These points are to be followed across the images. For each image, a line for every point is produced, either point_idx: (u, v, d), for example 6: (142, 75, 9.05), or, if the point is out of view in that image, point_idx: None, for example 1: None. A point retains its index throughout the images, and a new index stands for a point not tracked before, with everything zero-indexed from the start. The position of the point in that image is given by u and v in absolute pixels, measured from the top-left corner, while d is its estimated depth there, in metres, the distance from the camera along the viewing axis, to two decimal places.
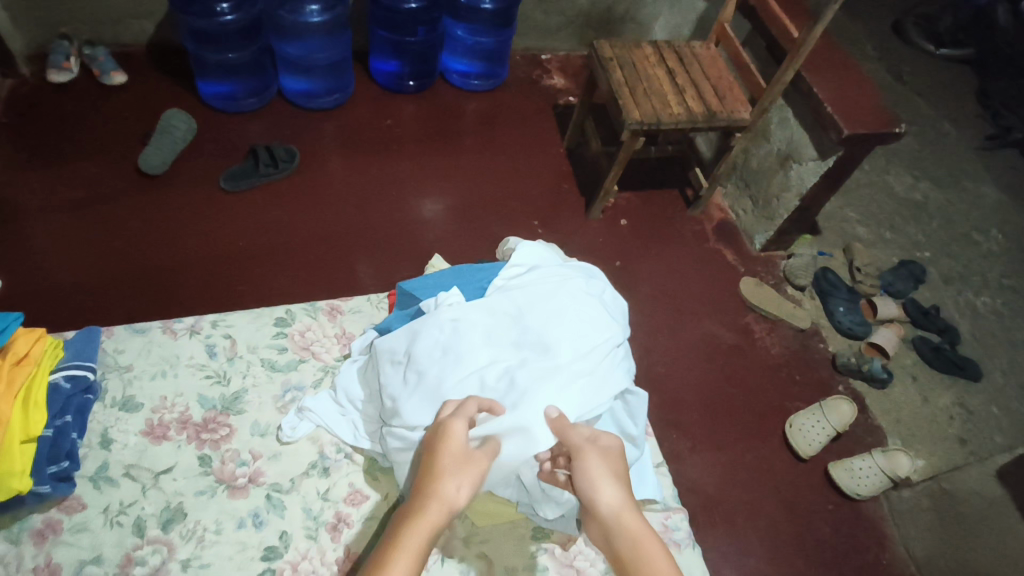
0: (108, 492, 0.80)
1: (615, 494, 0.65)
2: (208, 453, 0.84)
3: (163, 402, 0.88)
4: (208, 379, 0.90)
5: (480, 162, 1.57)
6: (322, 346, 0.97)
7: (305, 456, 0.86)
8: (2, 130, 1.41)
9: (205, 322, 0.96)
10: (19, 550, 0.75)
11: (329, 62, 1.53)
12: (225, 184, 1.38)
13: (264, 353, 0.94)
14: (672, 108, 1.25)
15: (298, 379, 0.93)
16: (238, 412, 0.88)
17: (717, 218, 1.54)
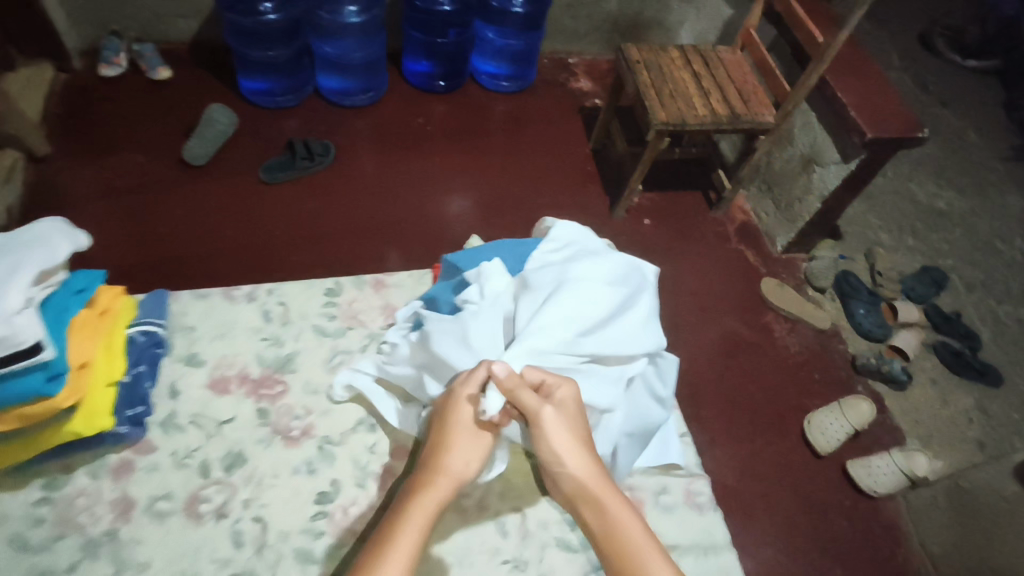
0: (175, 437, 0.80)
1: (580, 462, 0.67)
2: (265, 406, 0.84)
3: (221, 359, 0.87)
4: (263, 341, 0.90)
5: (508, 159, 1.61)
6: (369, 315, 0.95)
7: (353, 414, 0.85)
8: (56, 120, 1.48)
9: (262, 289, 0.95)
10: (99, 484, 0.75)
11: (364, 62, 1.58)
12: (264, 175, 1.45)
13: (315, 320, 0.93)
14: (697, 110, 1.28)
15: (346, 344, 0.91)
16: (292, 371, 0.88)
17: (739, 219, 1.57)
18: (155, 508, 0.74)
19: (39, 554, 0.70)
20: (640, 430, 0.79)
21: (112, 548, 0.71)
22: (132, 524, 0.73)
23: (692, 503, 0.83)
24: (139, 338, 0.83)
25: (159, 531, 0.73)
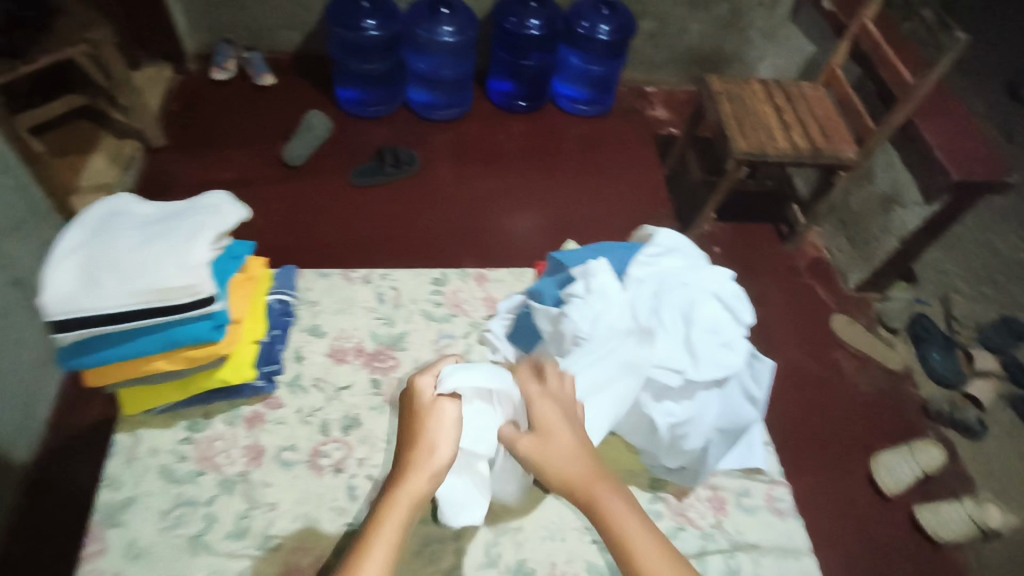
0: (301, 397, 0.75)
1: (563, 461, 0.55)
2: (379, 378, 0.77)
3: (343, 331, 0.80)
4: (377, 319, 0.82)
5: (581, 180, 1.66)
6: (472, 305, 0.85)
7: None
8: (171, 117, 1.62)
9: (377, 271, 0.88)
10: (234, 431, 0.72)
11: (453, 79, 1.66)
12: (355, 179, 1.54)
13: (423, 305, 0.84)
14: (778, 142, 1.30)
15: (451, 329, 0.82)
16: (402, 349, 0.80)
17: (811, 255, 1.56)
18: (283, 457, 0.70)
19: (185, 484, 0.67)
20: (730, 429, 0.64)
21: (247, 487, 0.68)
22: (264, 468, 0.69)
23: (772, 509, 0.71)
24: (273, 304, 0.78)
25: (289, 478, 0.69)
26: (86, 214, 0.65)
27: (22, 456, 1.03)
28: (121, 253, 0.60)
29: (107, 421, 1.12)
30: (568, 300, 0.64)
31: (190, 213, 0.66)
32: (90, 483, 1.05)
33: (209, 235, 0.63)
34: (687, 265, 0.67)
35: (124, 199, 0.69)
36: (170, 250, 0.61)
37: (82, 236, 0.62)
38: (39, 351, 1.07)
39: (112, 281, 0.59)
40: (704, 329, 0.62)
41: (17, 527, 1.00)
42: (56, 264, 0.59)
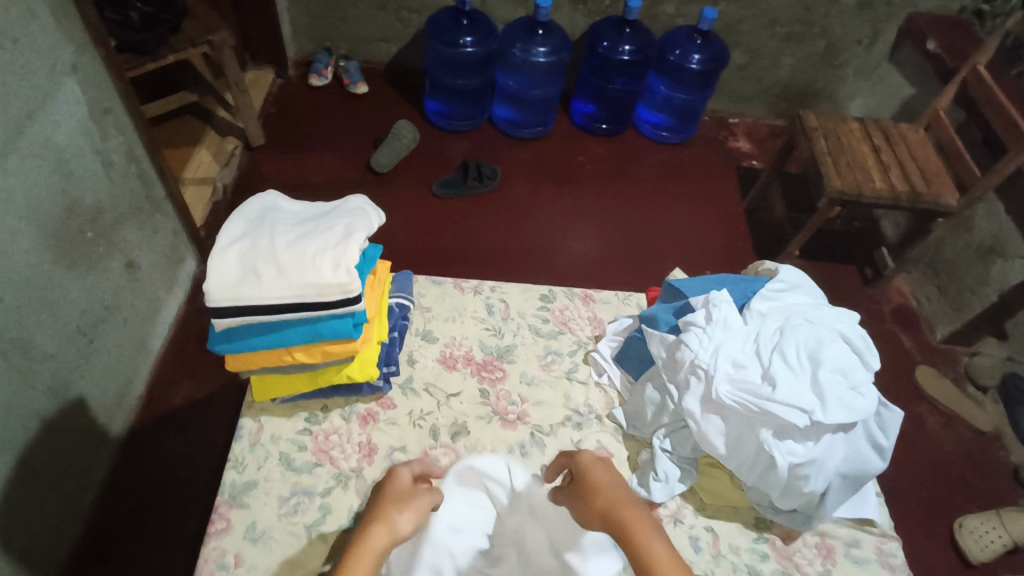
0: (411, 400, 0.76)
1: (615, 500, 0.60)
2: (486, 389, 0.78)
3: (453, 339, 0.82)
4: (486, 330, 0.83)
5: (658, 208, 1.65)
6: (578, 323, 0.86)
7: (561, 409, 0.77)
8: (269, 118, 1.69)
9: (487, 283, 0.89)
10: (348, 427, 0.74)
11: (541, 99, 1.68)
12: (438, 189, 1.57)
13: (531, 320, 0.85)
14: (876, 183, 1.27)
15: (557, 346, 0.83)
16: (510, 361, 0.81)
17: (896, 301, 1.50)
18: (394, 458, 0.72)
19: (303, 474, 0.70)
20: (853, 475, 0.62)
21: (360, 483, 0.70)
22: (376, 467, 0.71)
23: (882, 563, 0.68)
24: (392, 307, 0.79)
25: None
26: (241, 208, 0.69)
27: (117, 431, 1.08)
28: (280, 247, 0.63)
29: (193, 405, 1.16)
30: (687, 329, 0.64)
31: (338, 215, 0.69)
32: (174, 463, 1.10)
33: (360, 236, 0.65)
34: (814, 306, 0.67)
35: (273, 197, 0.73)
36: (325, 248, 0.64)
37: (241, 228, 0.66)
38: (140, 332, 1.13)
39: (272, 272, 0.62)
40: (831, 368, 0.60)
41: (107, 497, 1.05)
42: (220, 252, 0.63)
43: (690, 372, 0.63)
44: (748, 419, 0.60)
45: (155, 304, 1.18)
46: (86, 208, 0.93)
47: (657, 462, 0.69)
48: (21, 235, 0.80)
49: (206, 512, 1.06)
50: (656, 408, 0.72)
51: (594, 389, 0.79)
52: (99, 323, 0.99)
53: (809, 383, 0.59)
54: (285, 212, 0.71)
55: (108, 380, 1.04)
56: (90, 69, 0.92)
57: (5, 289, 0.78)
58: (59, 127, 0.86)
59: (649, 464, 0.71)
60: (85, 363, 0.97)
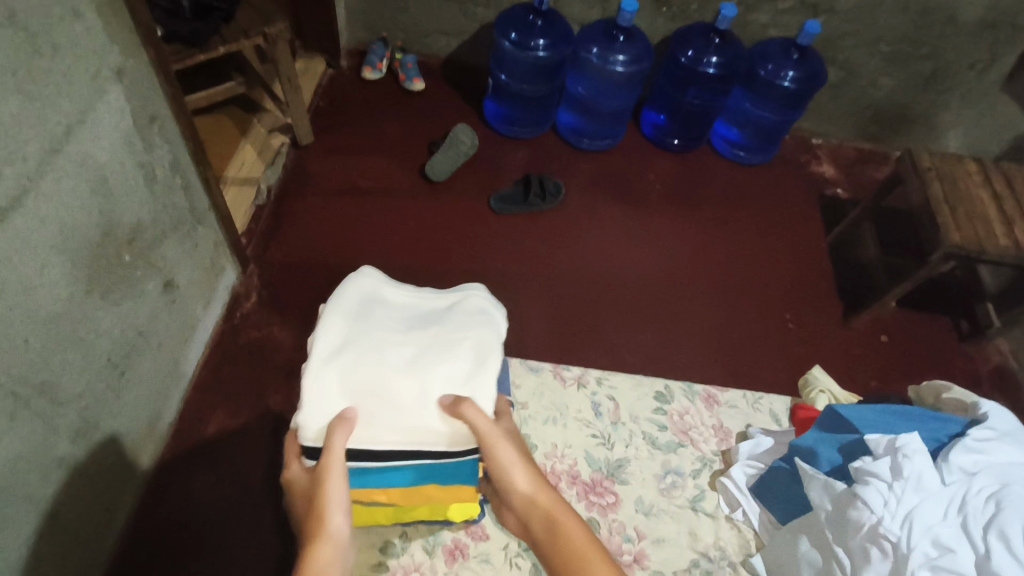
0: (509, 530, 0.86)
1: (525, 474, 0.69)
2: (596, 517, 0.87)
3: (560, 450, 0.92)
4: (595, 439, 0.94)
5: (737, 239, 1.50)
6: (699, 435, 0.97)
7: (685, 553, 0.85)
8: (318, 113, 1.58)
9: (591, 377, 1.00)
10: (436, 563, 0.82)
11: (613, 110, 1.55)
12: (495, 205, 1.45)
13: (645, 426, 0.96)
14: (999, 238, 1.11)
15: (677, 463, 0.93)
16: (622, 482, 0.90)
17: (994, 361, 1.35)
18: None
19: None
20: None
21: None
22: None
23: None
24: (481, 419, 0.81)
25: None
26: (338, 306, 0.76)
27: (143, 464, 1.00)
28: (386, 377, 0.72)
29: (225, 436, 1.07)
30: (869, 481, 0.72)
31: (435, 329, 0.77)
32: (202, 503, 1.01)
33: (454, 367, 0.74)
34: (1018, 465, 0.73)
35: (370, 285, 0.80)
36: (431, 381, 0.73)
37: (341, 331, 0.75)
38: (175, 355, 1.04)
39: (377, 407, 0.71)
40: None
41: (130, 539, 0.96)
42: (319, 373, 0.72)
43: (872, 540, 0.69)
44: None
45: (191, 325, 1.08)
46: (123, 230, 0.83)
47: None
48: (51, 267, 0.70)
49: (232, 561, 0.97)
50: (815, 571, 0.76)
51: (726, 526, 0.88)
52: (132, 352, 0.90)
53: (1018, 564, 0.65)
54: (383, 306, 0.80)
55: (139, 411, 0.96)
56: (137, 73, 0.81)
57: (31, 331, 0.69)
58: (99, 142, 0.75)
59: None
60: (115, 399, 0.88)
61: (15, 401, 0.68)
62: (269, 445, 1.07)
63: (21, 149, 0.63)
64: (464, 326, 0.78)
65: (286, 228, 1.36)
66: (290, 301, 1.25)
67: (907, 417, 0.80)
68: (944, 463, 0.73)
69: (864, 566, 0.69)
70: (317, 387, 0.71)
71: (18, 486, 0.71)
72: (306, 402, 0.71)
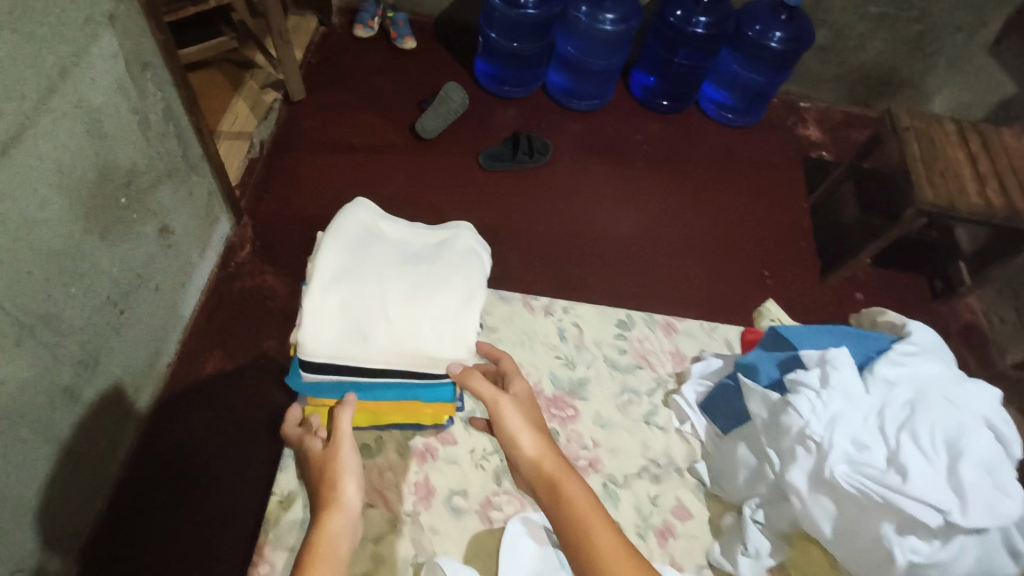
0: (474, 436, 0.75)
1: (531, 440, 0.61)
2: (556, 428, 0.75)
3: (521, 368, 0.79)
4: (558, 359, 0.81)
5: (719, 196, 1.54)
6: (659, 359, 0.83)
7: (639, 457, 0.75)
8: (310, 70, 1.60)
9: (558, 303, 0.86)
10: (405, 463, 0.71)
11: (602, 70, 1.57)
12: (484, 162, 1.48)
13: (607, 350, 0.83)
14: (970, 195, 1.15)
15: (634, 383, 0.81)
16: (582, 399, 0.78)
17: (965, 319, 1.41)
18: (453, 502, 0.70)
19: None
20: None
21: (414, 530, 0.67)
22: (434, 512, 0.69)
23: None
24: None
25: (459, 528, 0.68)
26: (335, 229, 0.66)
27: (143, 401, 1.05)
28: (390, 306, 0.62)
29: (222, 376, 1.13)
30: (796, 389, 0.62)
31: (443, 260, 0.67)
32: (201, 435, 1.07)
33: (463, 299, 0.64)
34: (948, 376, 0.63)
35: (369, 213, 0.70)
36: (440, 312, 0.63)
37: (341, 254, 0.65)
38: (171, 299, 1.08)
39: (382, 338, 0.62)
40: (976, 463, 0.56)
41: (133, 470, 1.02)
42: (316, 302, 0.61)
43: (798, 441, 0.60)
44: (862, 501, 0.57)
45: (186, 270, 1.12)
46: (120, 172, 0.87)
47: (748, 535, 0.66)
48: (52, 204, 0.74)
49: (231, 491, 1.03)
50: (750, 474, 0.69)
51: (675, 437, 0.77)
52: (130, 292, 0.95)
53: (927, 464, 0.56)
54: (385, 233, 0.70)
55: (137, 350, 1.00)
56: (129, 20, 0.83)
57: (34, 263, 0.73)
58: (94, 86, 0.78)
59: (735, 531, 0.69)
60: (114, 336, 0.93)
61: (21, 328, 0.72)
62: (263, 385, 1.13)
63: (20, 87, 0.66)
64: (475, 260, 0.69)
65: (279, 181, 1.39)
66: (283, 252, 1.29)
67: (848, 331, 0.69)
68: (868, 373, 0.63)
69: (787, 464, 0.61)
70: (314, 318, 0.61)
71: (27, 409, 0.76)
72: (303, 334, 0.61)
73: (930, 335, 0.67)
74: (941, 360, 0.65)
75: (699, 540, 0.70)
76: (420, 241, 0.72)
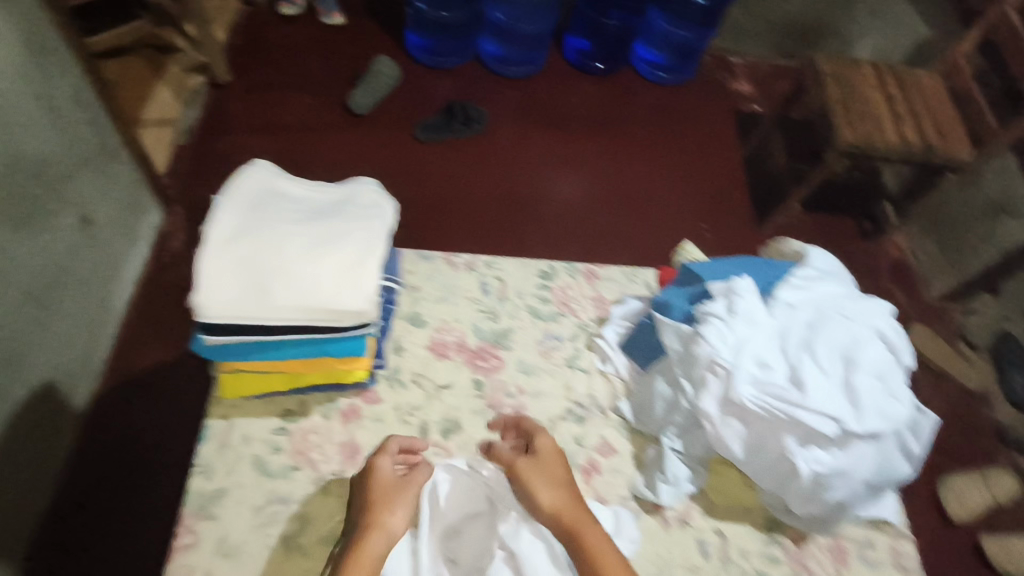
0: (399, 393, 0.74)
1: (550, 494, 0.64)
2: (481, 378, 0.77)
3: (444, 324, 0.80)
4: (481, 312, 0.81)
5: (655, 154, 1.56)
6: (580, 304, 0.85)
7: (564, 400, 0.77)
8: (235, 52, 1.55)
9: (480, 258, 0.87)
10: (329, 424, 0.71)
11: (532, 34, 1.57)
12: (420, 134, 1.46)
13: (529, 300, 0.84)
14: (887, 135, 1.19)
15: (558, 330, 0.82)
16: (507, 348, 0.79)
17: (894, 257, 1.47)
18: None
19: (280, 479, 0.67)
20: (878, 483, 0.63)
21: (342, 488, 0.68)
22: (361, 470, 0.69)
23: (896, 564, 0.71)
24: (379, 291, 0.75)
25: None
26: (231, 194, 0.66)
27: (82, 398, 1.02)
28: (286, 261, 0.63)
29: (163, 367, 1.10)
30: (705, 319, 0.65)
31: (344, 218, 0.68)
32: (145, 428, 1.05)
33: (361, 252, 0.65)
34: (841, 296, 0.69)
35: (268, 176, 0.71)
36: (339, 265, 0.63)
37: (237, 215, 0.65)
38: (100, 292, 1.05)
39: (279, 294, 0.62)
40: (870, 373, 0.63)
41: (77, 467, 1.00)
42: (211, 262, 0.61)
43: (707, 368, 0.63)
44: (769, 418, 0.62)
45: (114, 262, 1.09)
46: (30, 161, 0.83)
47: (667, 463, 0.70)
48: None
49: (180, 480, 1.02)
50: (666, 404, 0.73)
51: (598, 378, 0.79)
52: (54, 286, 0.92)
53: (823, 378, 0.62)
54: (285, 195, 0.70)
55: (67, 347, 0.97)
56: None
57: None
58: None
59: (656, 463, 0.72)
60: (40, 331, 0.90)
61: None
62: (206, 373, 1.11)
63: None
64: (376, 216, 0.69)
65: (210, 167, 1.36)
66: None
67: (754, 262, 0.73)
68: (771, 299, 0.68)
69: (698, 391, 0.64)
70: (210, 279, 0.62)
71: None
72: (197, 295, 0.61)
73: (824, 260, 0.74)
74: (837, 282, 0.71)
75: (623, 474, 0.73)
76: (322, 200, 0.72)
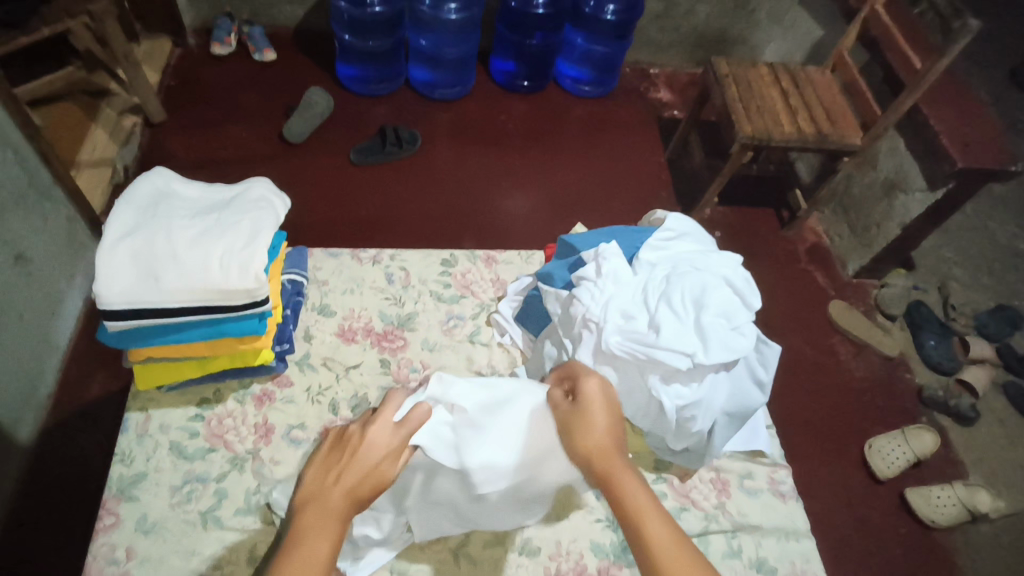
0: (308, 376, 0.82)
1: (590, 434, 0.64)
2: (388, 357, 0.84)
3: (353, 312, 0.88)
4: (387, 300, 0.90)
5: (580, 160, 1.64)
6: (480, 286, 0.94)
7: (465, 373, 0.85)
8: (170, 92, 1.59)
9: (386, 253, 0.96)
10: (243, 409, 0.78)
11: (456, 58, 1.63)
12: (355, 157, 1.52)
13: (432, 286, 0.93)
14: (785, 127, 1.29)
15: (459, 310, 0.91)
16: (411, 329, 0.88)
17: (810, 241, 1.58)
18: (292, 434, 0.77)
19: (196, 461, 0.74)
20: (737, 412, 0.72)
21: (255, 464, 0.74)
22: (274, 446, 0.76)
23: (773, 490, 0.80)
24: (285, 284, 0.84)
25: (297, 455, 0.76)
26: (127, 198, 0.72)
27: (25, 433, 1.03)
28: (178, 250, 0.67)
29: (108, 398, 1.12)
30: (580, 283, 0.74)
31: (234, 211, 0.74)
32: (92, 458, 1.06)
33: (249, 238, 0.70)
34: (697, 250, 0.78)
35: (162, 182, 0.76)
36: (229, 248, 0.69)
37: (132, 215, 0.70)
38: (41, 329, 1.07)
39: (171, 279, 0.66)
40: (715, 312, 0.70)
41: (22, 503, 1.00)
42: (106, 256, 0.66)
43: (583, 324, 0.72)
44: (634, 363, 0.70)
45: (54, 300, 1.10)
46: None
47: None
48: None
49: None
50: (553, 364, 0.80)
51: (496, 349, 0.87)
52: None
53: (679, 320, 0.69)
54: (179, 197, 0.76)
55: (9, 383, 0.99)
56: None
57: None
58: None
59: None
60: None
61: None
62: None
63: None
64: (266, 209, 0.75)
65: None
66: None
67: (625, 230, 0.83)
68: (635, 261, 0.76)
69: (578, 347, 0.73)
70: (106, 271, 0.66)
71: None
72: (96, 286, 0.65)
73: (684, 220, 0.82)
74: (693, 240, 0.80)
75: None
76: (215, 200, 0.77)
